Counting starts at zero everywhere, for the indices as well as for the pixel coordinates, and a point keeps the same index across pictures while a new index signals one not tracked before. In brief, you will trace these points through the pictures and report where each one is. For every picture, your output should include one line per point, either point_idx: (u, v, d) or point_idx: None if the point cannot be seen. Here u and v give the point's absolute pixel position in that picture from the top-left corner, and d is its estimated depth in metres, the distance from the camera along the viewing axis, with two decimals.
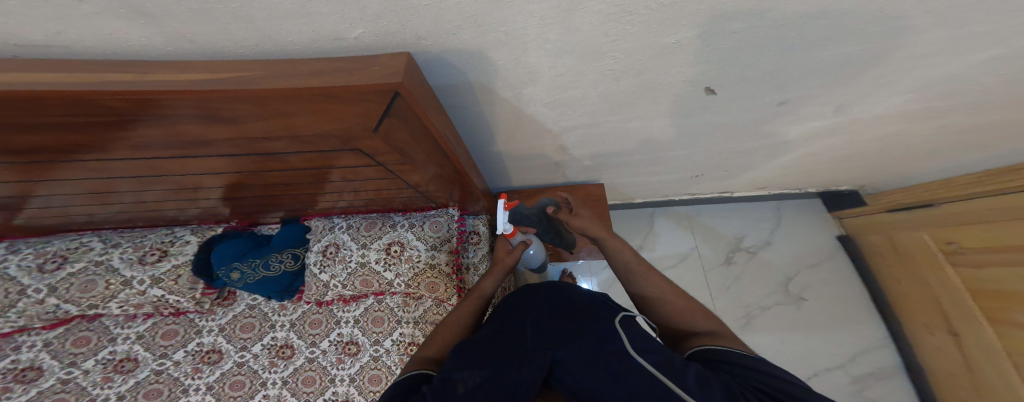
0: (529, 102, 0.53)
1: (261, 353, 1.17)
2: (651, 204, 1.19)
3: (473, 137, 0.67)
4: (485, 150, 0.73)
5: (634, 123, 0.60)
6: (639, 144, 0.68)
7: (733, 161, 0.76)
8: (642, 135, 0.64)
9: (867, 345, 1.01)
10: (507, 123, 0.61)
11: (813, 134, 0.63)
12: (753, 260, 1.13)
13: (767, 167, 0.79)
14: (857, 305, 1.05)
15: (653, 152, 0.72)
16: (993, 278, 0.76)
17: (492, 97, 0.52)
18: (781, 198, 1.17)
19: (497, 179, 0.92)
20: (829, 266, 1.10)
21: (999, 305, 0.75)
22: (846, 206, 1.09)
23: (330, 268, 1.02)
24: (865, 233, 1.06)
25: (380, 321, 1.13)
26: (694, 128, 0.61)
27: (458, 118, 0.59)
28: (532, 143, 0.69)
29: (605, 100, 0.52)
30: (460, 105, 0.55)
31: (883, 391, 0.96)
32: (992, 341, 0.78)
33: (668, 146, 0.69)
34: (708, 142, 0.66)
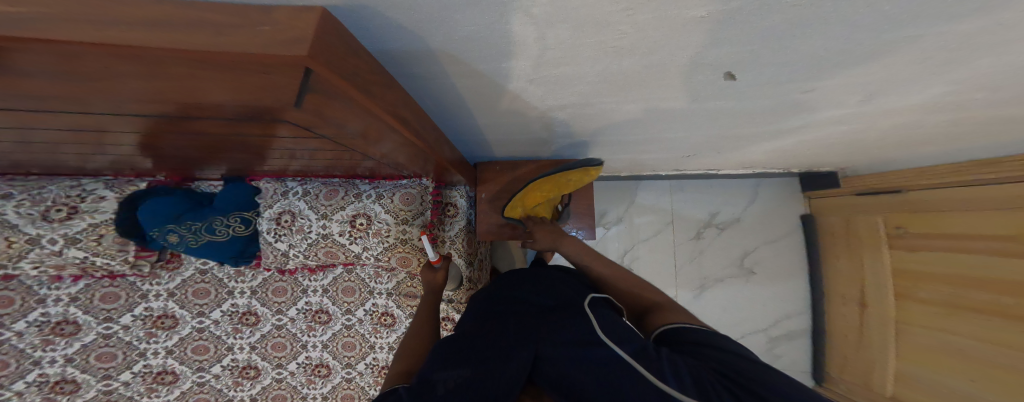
0: (504, 76, 0.41)
1: (223, 319, 1.13)
2: (633, 174, 1.15)
3: (440, 109, 0.54)
4: (457, 124, 0.62)
5: (628, 106, 0.51)
6: (631, 126, 0.60)
7: (731, 143, 0.70)
8: (635, 117, 0.56)
9: (789, 313, 1.19)
10: (480, 97, 0.49)
11: (816, 123, 0.57)
12: (721, 235, 1.23)
13: (756, 150, 0.75)
14: (795, 276, 1.19)
15: (648, 132, 0.64)
16: (916, 260, 0.83)
17: (454, 69, 0.40)
18: (763, 176, 1.18)
19: (473, 149, 0.82)
20: (788, 242, 1.19)
21: (911, 283, 0.85)
22: (816, 188, 1.12)
23: (287, 238, 0.91)
24: (825, 214, 1.11)
25: (351, 291, 1.10)
26: (694, 113, 0.53)
27: (417, 90, 0.46)
28: (509, 119, 0.59)
29: (595, 83, 0.42)
30: (417, 76, 0.42)
31: (788, 348, 1.18)
32: (888, 313, 0.90)
33: (662, 128, 0.61)
34: (706, 127, 0.60)
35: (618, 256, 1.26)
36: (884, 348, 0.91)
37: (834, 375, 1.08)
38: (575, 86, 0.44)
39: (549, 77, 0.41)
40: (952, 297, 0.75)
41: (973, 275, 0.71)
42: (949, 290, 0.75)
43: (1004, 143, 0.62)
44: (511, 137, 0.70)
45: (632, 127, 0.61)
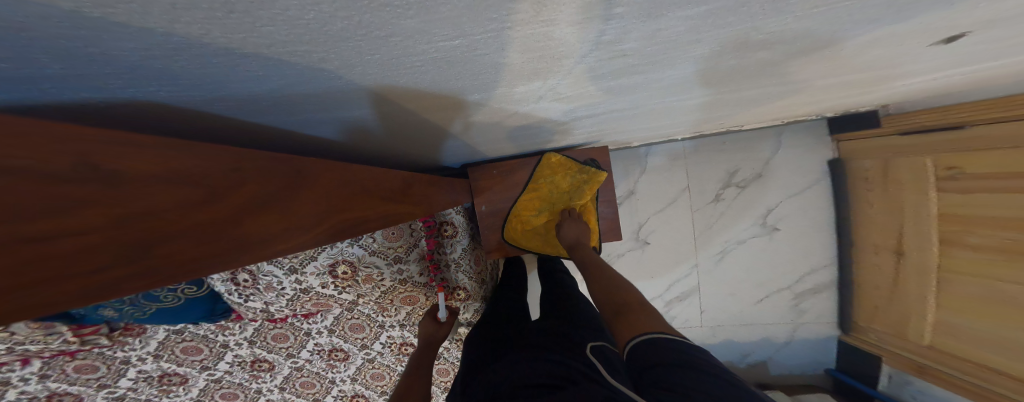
0: (454, 48, 0.23)
1: (234, 369, 0.89)
2: (653, 136, 1.00)
3: (358, 112, 0.35)
4: (400, 121, 0.42)
5: (702, 61, 0.33)
6: (692, 93, 0.46)
7: (825, 89, 0.54)
8: (720, 77, 0.40)
9: (815, 267, 1.21)
10: (422, 87, 0.30)
11: (925, 62, 0.45)
12: (741, 194, 1.22)
13: (820, 97, 0.63)
14: (821, 228, 1.18)
15: (728, 89, 0.47)
16: (962, 203, 0.77)
17: (355, 49, 0.21)
18: (786, 125, 1.13)
19: (444, 144, 0.63)
20: (809, 195, 1.16)
21: (955, 228, 0.79)
22: (853, 128, 1.02)
23: (258, 297, 0.71)
24: (856, 158, 1.03)
25: (360, 328, 0.91)
26: (801, 60, 0.37)
27: (320, 90, 0.27)
28: (463, 107, 0.40)
29: (674, 33, 0.26)
30: (314, 68, 0.23)
31: (813, 302, 1.24)
32: (930, 260, 0.86)
33: (731, 91, 0.48)
34: (793, 80, 0.46)
35: (632, 230, 1.29)
36: (921, 296, 0.91)
37: (860, 323, 1.15)
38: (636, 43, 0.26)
39: (570, 34, 0.23)
40: (1009, 243, 0.69)
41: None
42: (1010, 235, 0.69)
43: None
44: (503, 126, 0.56)
45: (694, 96, 0.47)
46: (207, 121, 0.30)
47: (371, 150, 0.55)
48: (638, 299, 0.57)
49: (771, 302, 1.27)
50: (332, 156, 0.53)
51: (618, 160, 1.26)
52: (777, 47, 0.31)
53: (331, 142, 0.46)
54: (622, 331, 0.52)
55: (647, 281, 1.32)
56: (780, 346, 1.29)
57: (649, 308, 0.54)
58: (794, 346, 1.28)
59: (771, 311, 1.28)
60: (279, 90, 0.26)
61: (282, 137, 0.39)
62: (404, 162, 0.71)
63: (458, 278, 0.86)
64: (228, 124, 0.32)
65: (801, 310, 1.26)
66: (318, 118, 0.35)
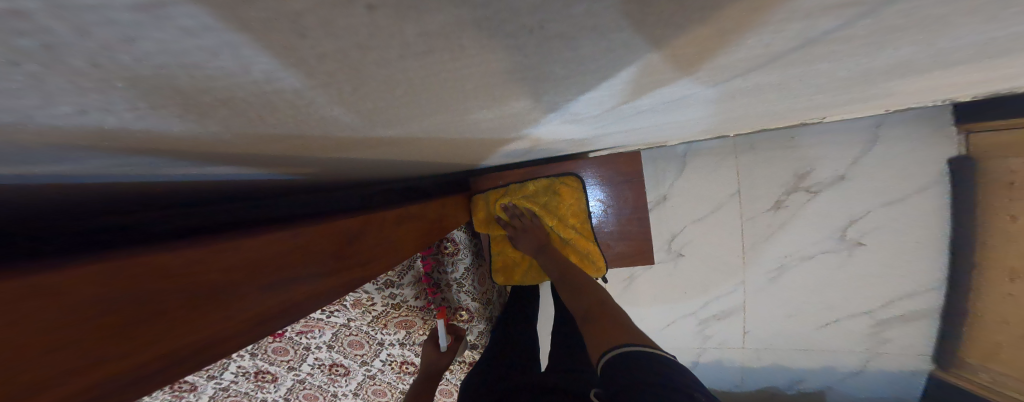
0: (375, 90, 0.14)
1: (238, 379, 0.92)
2: (699, 135, 0.83)
3: (303, 157, 0.28)
4: (372, 157, 0.35)
5: (826, 57, 0.20)
6: (793, 88, 0.30)
7: (985, 75, 0.37)
8: (829, 74, 0.26)
9: (915, 289, 0.96)
10: (370, 131, 0.21)
11: None
12: (812, 201, 0.99)
13: (978, 83, 0.43)
14: (925, 245, 0.93)
15: (833, 84, 0.31)
16: None
17: (207, 99, 0.12)
18: (890, 113, 0.88)
19: (446, 163, 0.54)
20: (913, 203, 0.92)
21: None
22: (993, 118, 0.78)
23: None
24: (995, 157, 0.79)
25: (359, 344, 0.89)
26: (993, 41, 0.22)
27: (216, 143, 0.19)
28: (444, 142, 0.32)
29: (784, 30, 0.14)
30: (174, 127, 0.14)
31: (900, 332, 1.00)
32: None
33: (856, 80, 0.31)
34: (972, 60, 0.28)
35: (664, 240, 1.12)
36: None
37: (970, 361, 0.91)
38: (710, 47, 0.15)
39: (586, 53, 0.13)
40: None
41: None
42: None
43: None
44: (519, 144, 0.44)
45: (794, 91, 0.31)
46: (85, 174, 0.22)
47: (347, 174, 0.46)
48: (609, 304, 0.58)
49: (842, 327, 1.04)
50: (305, 180, 0.45)
51: (651, 160, 1.08)
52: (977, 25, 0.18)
53: (297, 172, 0.37)
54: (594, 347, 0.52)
55: (681, 295, 1.15)
56: (844, 377, 1.07)
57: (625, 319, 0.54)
58: (863, 379, 1.06)
59: (839, 340, 1.06)
60: (159, 146, 0.17)
61: (235, 175, 0.32)
62: (399, 180, 0.63)
63: (460, 298, 0.82)
64: (124, 173, 0.24)
65: (884, 339, 1.02)
66: (265, 159, 0.26)
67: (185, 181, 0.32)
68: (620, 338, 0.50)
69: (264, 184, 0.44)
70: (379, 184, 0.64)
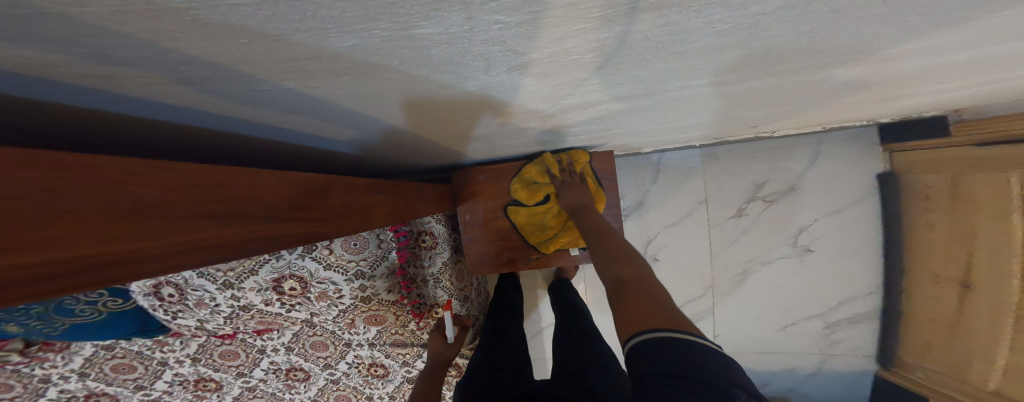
0: (321, 31, 0.17)
1: (172, 389, 0.83)
2: (668, 140, 0.91)
3: (282, 106, 0.31)
4: (348, 120, 0.38)
5: (719, 42, 0.25)
6: (738, 73, 0.35)
7: (909, 74, 0.42)
8: (749, 63, 0.31)
9: (856, 294, 1.06)
10: (333, 78, 0.25)
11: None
12: (768, 210, 1.08)
13: (893, 91, 0.50)
14: (864, 251, 1.03)
15: (770, 73, 0.36)
16: None
17: (217, 26, 0.16)
18: (829, 131, 0.99)
19: (433, 143, 0.58)
20: (854, 212, 1.02)
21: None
22: (911, 138, 0.90)
23: (189, 313, 0.63)
24: (914, 171, 0.90)
25: (323, 346, 0.86)
26: (867, 38, 0.27)
27: (212, 73, 0.22)
28: (409, 105, 0.35)
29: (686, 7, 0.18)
30: (176, 46, 0.18)
31: (848, 332, 1.09)
32: (1007, 299, 0.72)
33: (788, 70, 0.35)
34: (873, 60, 0.34)
35: (640, 244, 1.17)
36: (992, 336, 0.76)
37: (907, 360, 0.99)
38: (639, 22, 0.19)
39: (492, 19, 0.17)
40: None
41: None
42: None
43: None
44: (499, 120, 0.48)
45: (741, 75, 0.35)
46: (90, 91, 0.25)
47: (329, 143, 0.49)
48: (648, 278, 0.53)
49: (798, 328, 1.12)
50: (284, 146, 0.48)
51: (625, 167, 1.15)
52: (832, 20, 0.23)
53: (281, 129, 0.39)
54: (625, 317, 0.48)
55: None
56: (805, 377, 1.14)
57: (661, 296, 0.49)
58: (821, 379, 1.13)
59: (798, 341, 1.13)
60: (166, 66, 0.21)
61: (218, 120, 0.34)
62: (380, 160, 0.65)
63: (436, 294, 0.83)
64: (111, 96, 0.26)
65: (835, 340, 1.10)
66: (257, 98, 0.28)
67: (167, 125, 0.34)
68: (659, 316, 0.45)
69: (242, 147, 0.45)
70: (357, 165, 0.66)
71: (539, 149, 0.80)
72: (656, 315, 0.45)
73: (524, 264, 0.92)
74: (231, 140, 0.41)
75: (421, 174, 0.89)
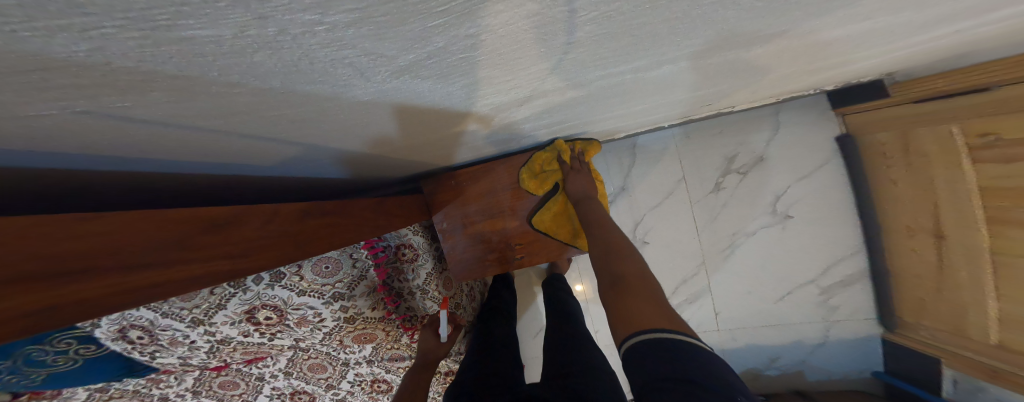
0: (195, 61, 0.19)
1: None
2: (636, 123, 0.93)
3: (200, 140, 0.33)
4: (275, 143, 0.40)
5: (602, 25, 0.28)
6: (646, 55, 0.39)
7: (833, 34, 0.42)
8: (646, 43, 0.35)
9: (841, 255, 1.08)
10: (181, 100, 0.23)
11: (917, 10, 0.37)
12: (742, 181, 1.11)
13: (805, 61, 0.55)
14: (839, 213, 1.06)
15: (676, 50, 0.40)
16: (1007, 174, 0.64)
17: (125, 79, 0.19)
18: (785, 101, 1.03)
19: (398, 154, 0.62)
20: (823, 174, 1.05)
21: (1000, 203, 0.67)
22: (857, 100, 0.94)
23: (167, 351, 0.64)
24: (869, 131, 0.94)
25: (321, 367, 0.88)
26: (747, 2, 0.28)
27: (141, 119, 0.25)
28: (317, 121, 0.36)
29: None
30: (90, 102, 0.21)
31: (845, 296, 1.09)
32: (978, 243, 0.74)
33: (690, 49, 0.40)
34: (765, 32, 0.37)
35: (628, 230, 1.19)
36: (976, 284, 0.76)
37: (908, 320, 0.99)
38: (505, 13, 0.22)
39: (361, 29, 0.19)
40: None
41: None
42: None
43: None
44: (450, 123, 0.52)
45: (652, 56, 0.40)
46: (45, 149, 0.28)
47: (277, 165, 0.51)
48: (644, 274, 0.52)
49: (795, 298, 1.13)
50: (240, 174, 0.51)
51: (600, 155, 1.19)
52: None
53: (232, 157, 0.42)
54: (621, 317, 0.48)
55: None
56: (813, 349, 1.14)
57: (657, 294, 0.49)
58: (829, 348, 1.13)
59: (794, 310, 1.13)
60: (61, 123, 0.23)
61: (173, 156, 0.37)
62: (350, 174, 0.69)
63: (425, 305, 0.86)
64: (63, 150, 0.29)
65: (832, 306, 1.11)
66: (200, 133, 0.31)
67: (113, 171, 0.37)
68: (653, 317, 0.45)
69: (203, 180, 0.48)
70: (322, 182, 0.68)
71: (506, 148, 0.83)
72: (656, 315, 0.45)
73: (510, 264, 0.95)
74: (184, 175, 0.44)
75: (397, 184, 0.92)
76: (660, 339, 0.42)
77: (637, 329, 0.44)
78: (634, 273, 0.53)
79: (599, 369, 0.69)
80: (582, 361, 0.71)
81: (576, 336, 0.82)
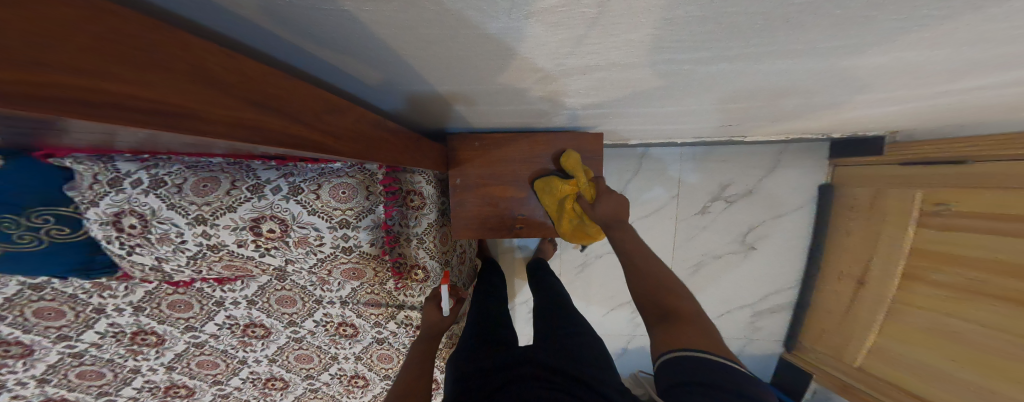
0: None
1: (103, 342, 0.81)
2: (658, 132, 0.94)
3: (311, 19, 0.29)
4: (372, 51, 0.36)
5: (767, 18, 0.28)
6: (748, 62, 0.39)
7: (887, 83, 0.48)
8: (762, 51, 0.36)
9: (779, 288, 1.24)
10: None
11: (984, 69, 0.41)
12: (727, 208, 1.21)
13: (839, 103, 0.60)
14: (793, 253, 1.21)
15: (773, 65, 0.41)
16: (939, 240, 0.81)
17: None
18: (789, 143, 1.12)
19: (449, 102, 0.58)
20: (795, 216, 1.18)
21: (925, 264, 0.84)
22: (852, 154, 1.05)
23: (147, 249, 0.63)
24: (849, 185, 1.07)
25: (291, 301, 0.83)
26: (884, 25, 0.29)
27: None
28: (437, 44, 0.33)
29: None
30: None
31: (768, 321, 1.28)
32: (889, 291, 0.93)
33: (788, 65, 0.41)
34: (863, 64, 0.40)
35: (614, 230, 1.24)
36: (871, 318, 0.98)
37: (808, 345, 1.20)
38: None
39: None
40: (966, 282, 0.76)
41: (1009, 261, 0.68)
42: (968, 275, 0.75)
43: None
44: (530, 85, 0.50)
45: (748, 66, 0.41)
46: None
47: (354, 79, 0.45)
48: (677, 288, 0.54)
49: (732, 317, 1.29)
50: None
51: (611, 156, 1.21)
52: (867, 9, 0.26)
53: (310, 53, 0.37)
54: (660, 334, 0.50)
55: None
56: None
57: (701, 319, 0.50)
58: (743, 361, 1.32)
59: (728, 327, 1.30)
60: None
61: (260, 34, 0.32)
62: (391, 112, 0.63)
63: (418, 254, 0.82)
64: None
65: (757, 327, 1.29)
66: (328, 13, 0.27)
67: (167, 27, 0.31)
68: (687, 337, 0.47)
69: None
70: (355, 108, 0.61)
71: (533, 122, 0.78)
72: (695, 336, 0.47)
73: (507, 232, 0.94)
74: None
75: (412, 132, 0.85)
76: (695, 359, 0.44)
77: (676, 343, 0.46)
78: (677, 292, 0.53)
79: (585, 334, 0.75)
80: (576, 327, 0.77)
81: (563, 307, 0.87)
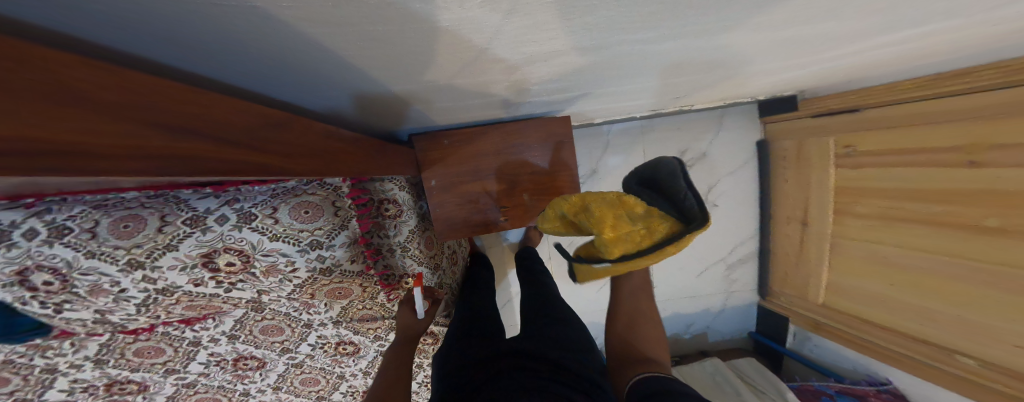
0: None
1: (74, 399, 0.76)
2: (613, 111, 1.01)
3: (269, 49, 0.31)
4: (330, 67, 0.39)
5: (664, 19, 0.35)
6: (662, 50, 0.47)
7: (778, 57, 0.57)
8: (669, 41, 0.43)
9: (742, 239, 1.36)
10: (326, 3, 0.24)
11: (847, 43, 0.52)
12: (688, 173, 1.30)
13: (751, 75, 0.70)
14: (744, 206, 1.33)
15: (689, 49, 0.48)
16: (856, 177, 0.94)
17: None
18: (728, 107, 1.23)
19: (408, 103, 0.61)
20: (744, 172, 1.30)
21: (848, 199, 0.98)
22: (777, 111, 1.17)
23: (79, 304, 0.53)
24: (779, 137, 1.19)
25: (277, 330, 0.80)
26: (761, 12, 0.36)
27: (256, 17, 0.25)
28: (392, 51, 0.37)
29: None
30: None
31: (741, 270, 1.39)
32: (826, 226, 1.06)
33: (699, 48, 0.48)
34: (752, 45, 0.48)
35: None
36: (820, 251, 1.09)
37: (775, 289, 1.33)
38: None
39: None
40: (882, 209, 0.88)
41: (911, 188, 0.80)
42: (882, 203, 0.88)
43: (960, 56, 0.64)
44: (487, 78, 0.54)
45: (668, 51, 0.48)
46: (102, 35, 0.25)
47: (304, 93, 0.47)
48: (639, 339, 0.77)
49: (711, 272, 1.39)
50: None
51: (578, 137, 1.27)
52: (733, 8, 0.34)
53: (263, 76, 0.38)
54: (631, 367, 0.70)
55: None
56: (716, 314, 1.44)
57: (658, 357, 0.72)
58: (726, 314, 1.45)
59: (710, 284, 1.40)
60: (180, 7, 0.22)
61: (215, 69, 0.34)
62: (355, 121, 0.65)
63: (405, 263, 0.85)
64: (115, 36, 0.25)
65: (733, 278, 1.40)
66: (283, 41, 0.30)
67: None
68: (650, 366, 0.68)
69: None
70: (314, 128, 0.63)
71: (494, 114, 0.82)
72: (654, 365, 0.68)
73: (490, 228, 0.98)
74: None
75: None
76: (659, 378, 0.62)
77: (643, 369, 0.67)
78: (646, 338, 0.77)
79: (568, 315, 0.82)
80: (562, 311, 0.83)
81: (546, 293, 0.93)
